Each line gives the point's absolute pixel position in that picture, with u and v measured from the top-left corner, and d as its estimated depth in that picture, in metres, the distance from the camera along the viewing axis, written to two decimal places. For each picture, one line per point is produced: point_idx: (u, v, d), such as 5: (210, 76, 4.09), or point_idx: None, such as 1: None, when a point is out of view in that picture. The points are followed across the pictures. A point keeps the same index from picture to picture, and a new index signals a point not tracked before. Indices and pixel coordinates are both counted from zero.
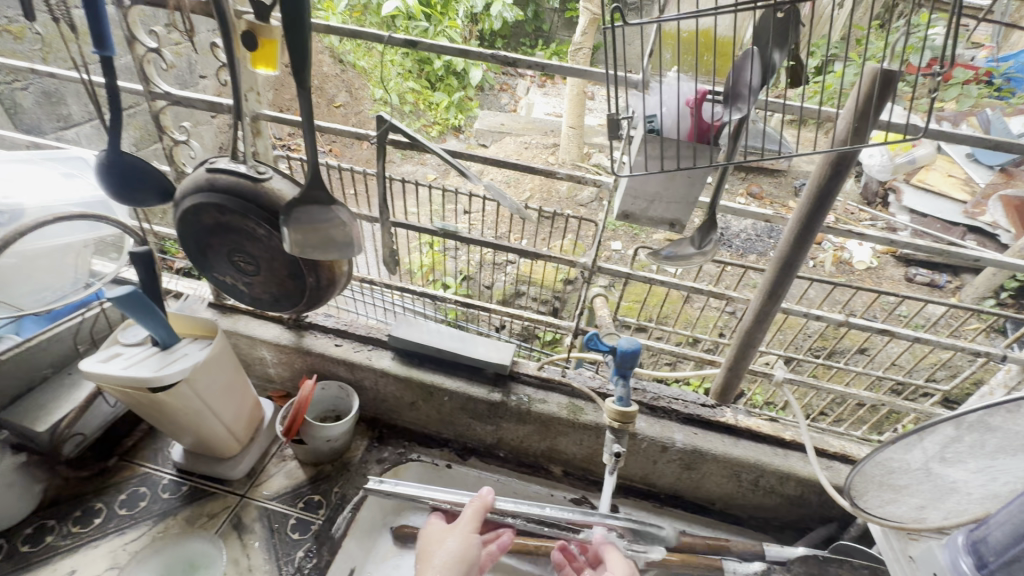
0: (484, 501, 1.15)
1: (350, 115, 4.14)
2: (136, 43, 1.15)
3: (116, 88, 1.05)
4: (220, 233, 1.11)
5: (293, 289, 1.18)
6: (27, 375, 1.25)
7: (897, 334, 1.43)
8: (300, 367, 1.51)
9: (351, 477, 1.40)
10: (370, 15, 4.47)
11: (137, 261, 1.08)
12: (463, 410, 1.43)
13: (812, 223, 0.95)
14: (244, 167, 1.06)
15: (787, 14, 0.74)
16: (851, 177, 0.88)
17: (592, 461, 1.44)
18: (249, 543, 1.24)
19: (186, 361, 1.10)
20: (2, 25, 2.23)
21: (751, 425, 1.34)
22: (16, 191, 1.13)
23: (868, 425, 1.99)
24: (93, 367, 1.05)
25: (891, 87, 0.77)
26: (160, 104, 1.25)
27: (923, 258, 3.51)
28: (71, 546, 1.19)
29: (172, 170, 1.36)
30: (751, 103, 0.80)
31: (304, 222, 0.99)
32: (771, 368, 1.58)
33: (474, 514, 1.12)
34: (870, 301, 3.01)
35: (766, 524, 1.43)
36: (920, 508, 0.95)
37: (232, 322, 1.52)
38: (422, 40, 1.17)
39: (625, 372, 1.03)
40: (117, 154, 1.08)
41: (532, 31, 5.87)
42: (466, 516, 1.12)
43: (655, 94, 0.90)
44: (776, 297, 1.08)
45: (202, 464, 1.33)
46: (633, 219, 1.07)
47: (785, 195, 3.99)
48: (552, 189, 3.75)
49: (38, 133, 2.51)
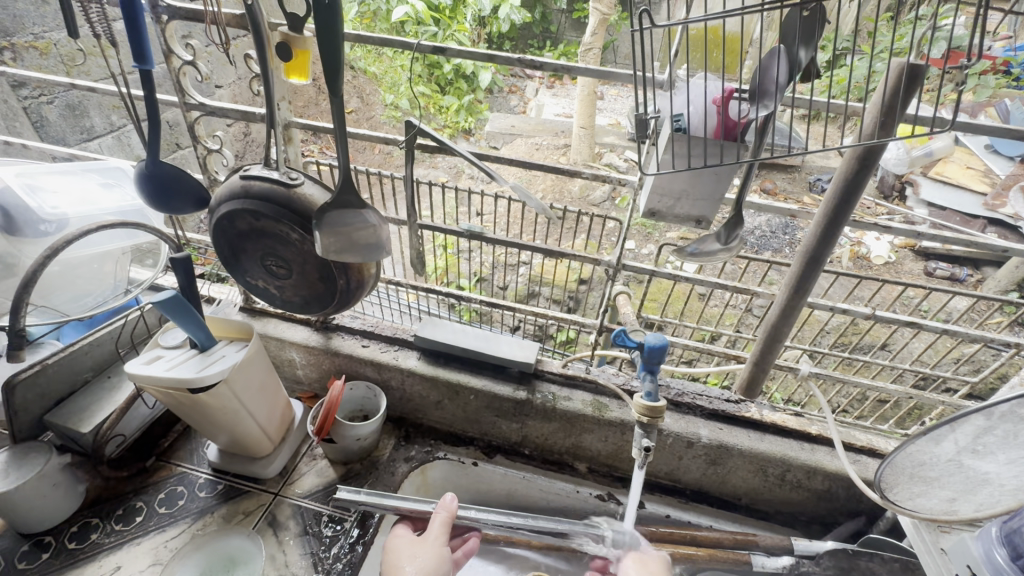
0: (450, 510, 1.14)
1: (362, 120, 4.21)
2: (173, 56, 1.19)
3: (156, 100, 1.08)
4: (254, 237, 1.15)
5: (324, 291, 1.21)
6: (70, 379, 1.29)
7: (923, 327, 1.43)
8: (328, 368, 1.55)
9: (380, 476, 1.42)
10: (380, 22, 4.53)
11: (176, 266, 1.12)
12: (488, 408, 1.45)
13: (838, 218, 0.96)
14: (277, 173, 1.09)
15: (815, 13, 0.76)
16: (877, 172, 0.88)
17: (617, 458, 1.46)
18: (284, 539, 1.28)
19: (223, 363, 1.14)
20: (29, 42, 2.31)
21: (777, 420, 1.35)
22: (61, 201, 1.18)
23: (892, 420, 1.97)
24: (136, 368, 1.08)
25: (918, 83, 0.78)
26: (194, 115, 1.30)
27: (942, 252, 3.47)
28: (115, 543, 1.23)
29: (204, 178, 1.40)
30: (778, 99, 0.80)
31: (335, 225, 1.02)
32: (795, 364, 1.58)
33: (442, 526, 1.11)
34: (890, 296, 2.98)
35: (794, 519, 1.43)
36: (952, 500, 0.93)
37: (262, 324, 1.56)
38: (448, 46, 1.20)
39: (653, 368, 1.04)
40: (156, 164, 1.12)
41: (540, 32, 5.91)
42: (433, 529, 1.11)
43: (683, 94, 0.92)
44: (801, 291, 1.08)
45: (236, 463, 1.37)
46: (659, 216, 1.09)
47: (799, 191, 3.97)
48: (564, 189, 3.77)
49: (63, 144, 2.59)
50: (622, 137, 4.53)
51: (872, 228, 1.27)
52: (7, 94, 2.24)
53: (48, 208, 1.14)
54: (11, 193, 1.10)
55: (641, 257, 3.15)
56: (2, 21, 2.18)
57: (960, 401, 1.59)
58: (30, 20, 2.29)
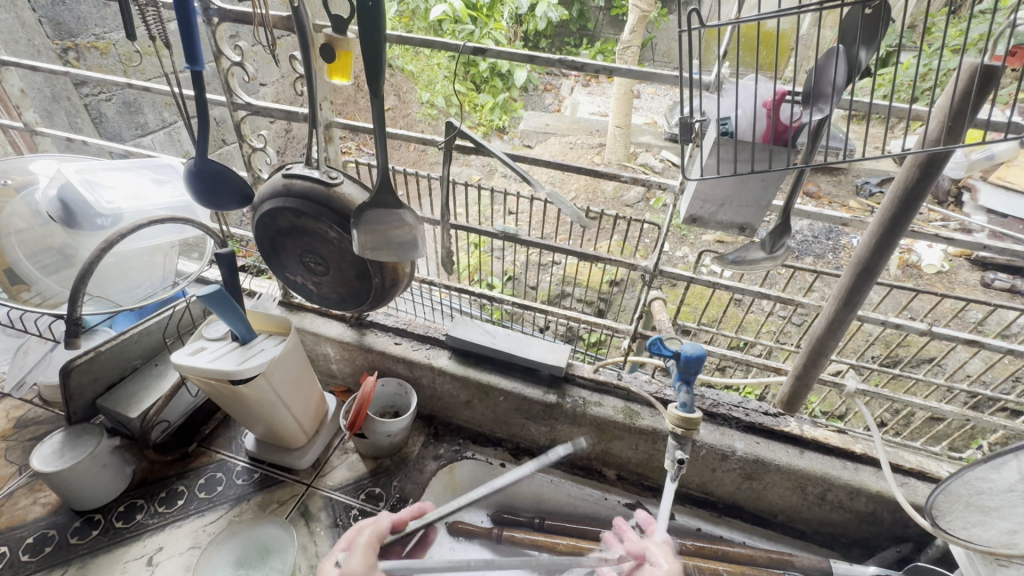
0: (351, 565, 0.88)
1: (398, 117, 4.29)
2: (222, 57, 1.23)
3: (205, 99, 1.11)
4: (293, 235, 1.17)
5: (359, 289, 1.22)
6: (121, 365, 1.36)
7: (983, 344, 1.33)
8: (361, 364, 1.57)
9: (409, 473, 1.44)
10: (419, 21, 4.61)
11: (221, 261, 1.16)
12: (518, 410, 1.45)
13: (895, 226, 0.90)
14: (318, 173, 1.11)
15: (879, 12, 0.70)
16: (943, 178, 0.83)
17: (647, 466, 1.43)
18: (316, 530, 1.31)
19: (262, 356, 1.17)
20: (91, 42, 2.43)
21: (817, 437, 1.30)
22: (116, 197, 1.23)
23: (943, 439, 1.86)
24: (181, 359, 1.13)
25: (992, 83, 0.71)
26: (241, 114, 1.34)
27: (1002, 262, 3.24)
28: (158, 525, 1.29)
29: (248, 176, 1.44)
30: (834, 103, 0.76)
31: (373, 224, 1.03)
32: (839, 379, 1.51)
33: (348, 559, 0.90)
34: (941, 307, 2.83)
35: (832, 540, 1.37)
36: (1013, 533, 0.85)
37: (300, 319, 1.60)
38: (488, 47, 1.19)
39: (689, 378, 1.00)
40: (204, 161, 1.17)
41: (577, 30, 5.85)
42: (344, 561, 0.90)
43: (730, 96, 0.88)
44: (851, 304, 1.03)
45: (272, 452, 1.41)
46: (700, 222, 1.05)
47: (845, 194, 3.80)
48: (597, 189, 3.74)
49: (119, 139, 2.72)
50: (658, 136, 4.46)
51: (931, 238, 1.20)
52: (69, 93, 2.37)
53: (104, 203, 1.20)
54: (72, 188, 1.16)
55: (675, 260, 3.10)
56: (67, 23, 2.29)
57: (1022, 425, 1.48)
58: (92, 22, 2.41)
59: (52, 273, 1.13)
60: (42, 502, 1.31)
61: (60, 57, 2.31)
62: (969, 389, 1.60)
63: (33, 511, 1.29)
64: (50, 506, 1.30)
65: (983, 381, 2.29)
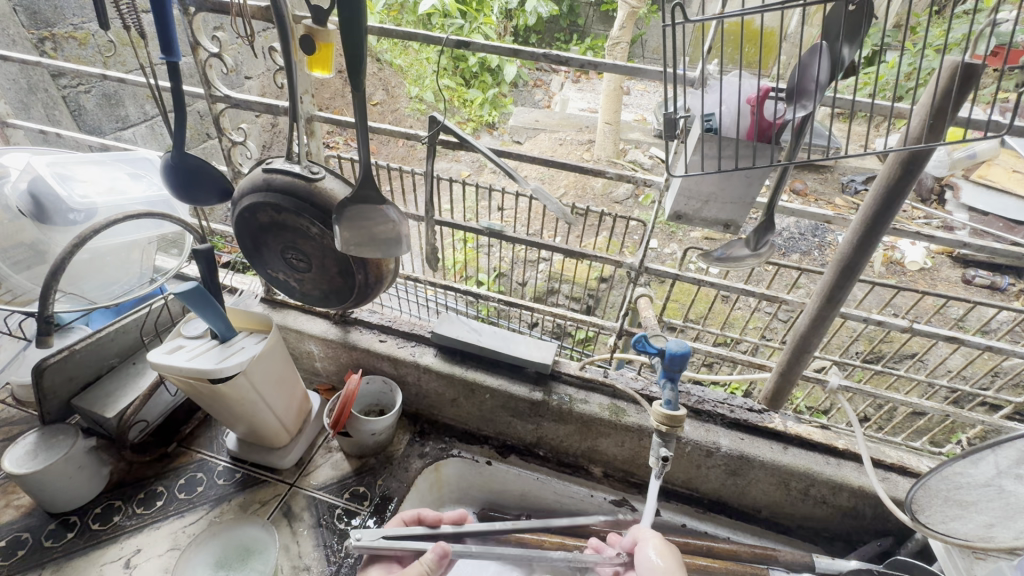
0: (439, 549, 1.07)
1: (387, 112, 4.24)
2: (200, 48, 1.20)
3: (181, 91, 1.07)
4: (274, 230, 1.15)
5: (342, 286, 1.20)
6: (96, 364, 1.34)
7: (964, 340, 1.34)
8: (345, 361, 1.56)
9: (394, 471, 1.42)
10: (407, 14, 4.56)
11: (199, 257, 1.13)
12: (504, 407, 1.44)
13: (877, 225, 0.91)
14: (298, 167, 1.08)
15: (862, 9, 0.70)
16: (923, 178, 0.83)
17: (633, 463, 1.43)
18: (298, 530, 1.29)
19: (242, 355, 1.15)
20: (69, 32, 2.37)
21: (801, 433, 1.30)
22: (91, 191, 1.20)
23: (924, 434, 1.89)
24: (158, 357, 1.10)
25: (972, 82, 0.72)
26: (220, 107, 1.31)
27: (982, 259, 3.30)
28: (136, 526, 1.26)
29: (228, 170, 1.41)
30: (817, 100, 0.76)
31: (354, 221, 1.01)
32: (824, 374, 1.52)
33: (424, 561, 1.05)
34: (924, 304, 2.90)
35: (815, 535, 1.38)
36: (989, 526, 0.88)
37: (283, 316, 1.58)
38: (473, 40, 1.17)
39: (673, 375, 0.98)
40: (181, 154, 1.14)
41: (566, 26, 5.82)
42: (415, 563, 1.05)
43: (713, 93, 0.88)
44: (834, 301, 1.03)
45: (254, 452, 1.39)
46: (685, 219, 1.05)
47: (831, 191, 3.85)
48: (587, 186, 3.79)
49: (98, 133, 2.66)
50: (648, 133, 4.49)
51: (914, 235, 1.20)
52: (45, 84, 2.30)
53: (77, 198, 1.16)
54: (43, 182, 1.12)
55: (663, 256, 3.12)
56: (42, 12, 2.23)
57: (1002, 421, 1.50)
58: (68, 11, 2.35)
59: (24, 269, 1.09)
60: (16, 504, 1.28)
61: (36, 47, 2.24)
62: (951, 384, 1.62)
63: (6, 514, 1.26)
64: (24, 508, 1.27)
65: (964, 377, 2.34)
